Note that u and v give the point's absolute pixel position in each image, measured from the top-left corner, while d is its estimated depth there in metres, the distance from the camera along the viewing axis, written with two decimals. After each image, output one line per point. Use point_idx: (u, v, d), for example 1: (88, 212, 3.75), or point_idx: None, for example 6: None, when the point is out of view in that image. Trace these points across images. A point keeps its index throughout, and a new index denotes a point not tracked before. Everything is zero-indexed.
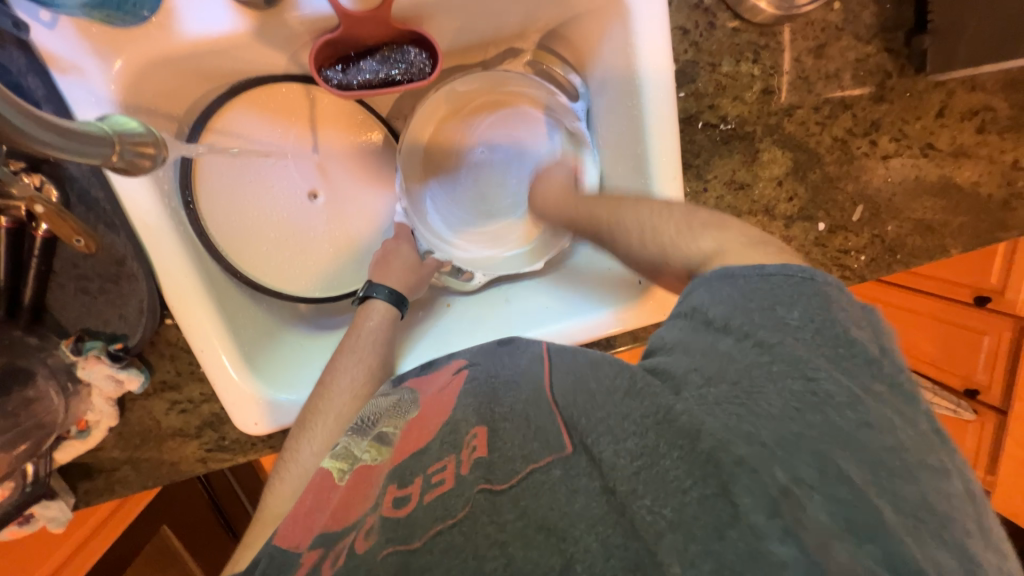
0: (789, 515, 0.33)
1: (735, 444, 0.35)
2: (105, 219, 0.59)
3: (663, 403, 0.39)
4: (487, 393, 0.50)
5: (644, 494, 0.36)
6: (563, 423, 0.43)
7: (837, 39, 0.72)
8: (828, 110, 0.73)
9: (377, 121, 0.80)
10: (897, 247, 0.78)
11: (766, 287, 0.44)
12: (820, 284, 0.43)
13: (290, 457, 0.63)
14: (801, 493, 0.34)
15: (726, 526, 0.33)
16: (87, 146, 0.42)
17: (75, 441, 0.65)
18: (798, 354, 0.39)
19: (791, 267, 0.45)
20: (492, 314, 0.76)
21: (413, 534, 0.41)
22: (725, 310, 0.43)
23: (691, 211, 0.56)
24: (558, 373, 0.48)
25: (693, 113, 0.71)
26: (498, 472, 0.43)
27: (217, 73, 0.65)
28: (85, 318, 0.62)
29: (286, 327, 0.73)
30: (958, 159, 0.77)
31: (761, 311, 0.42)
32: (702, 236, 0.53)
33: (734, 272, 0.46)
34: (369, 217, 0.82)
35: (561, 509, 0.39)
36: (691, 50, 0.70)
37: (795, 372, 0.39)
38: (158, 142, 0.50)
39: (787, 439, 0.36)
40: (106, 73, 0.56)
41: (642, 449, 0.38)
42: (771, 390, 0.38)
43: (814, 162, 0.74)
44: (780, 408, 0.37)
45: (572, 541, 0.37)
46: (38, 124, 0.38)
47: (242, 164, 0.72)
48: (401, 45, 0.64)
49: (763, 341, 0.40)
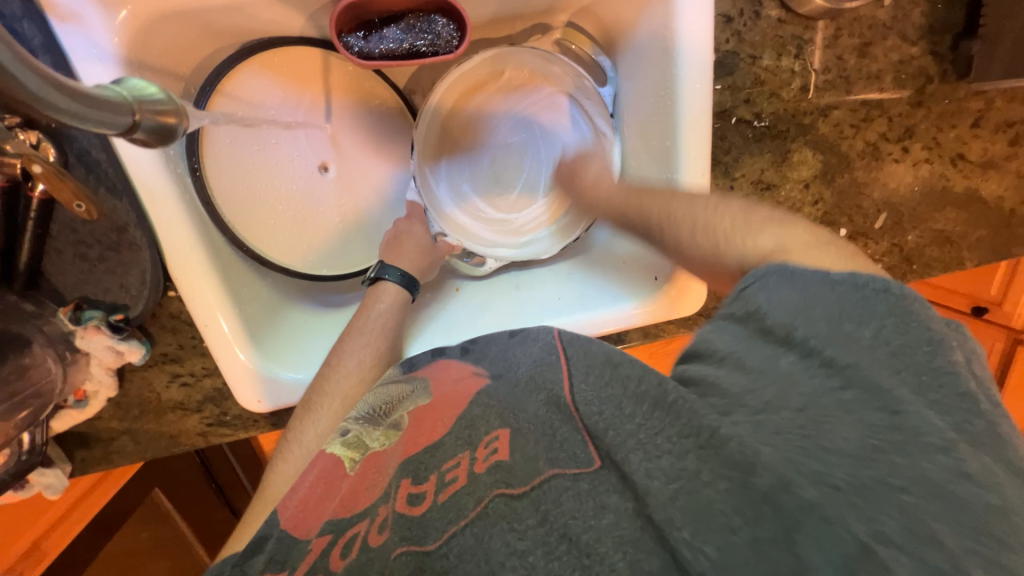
0: (862, 573, 0.31)
1: (800, 485, 0.34)
2: (106, 183, 0.56)
3: (706, 424, 0.38)
4: (510, 398, 0.49)
5: (682, 526, 0.34)
6: (588, 436, 0.42)
7: (883, 38, 0.69)
8: (865, 112, 0.71)
9: (394, 92, 0.76)
10: (914, 258, 0.77)
11: (837, 288, 0.42)
12: (896, 297, 0.40)
13: (292, 438, 0.62)
14: (883, 552, 0.32)
15: (786, 575, 0.32)
16: (107, 114, 0.39)
17: (73, 411, 0.63)
18: (864, 352, 0.39)
19: (860, 276, 0.42)
20: (503, 302, 0.75)
21: (426, 536, 0.41)
22: (785, 314, 0.42)
23: (746, 213, 0.54)
24: (582, 379, 0.46)
25: (728, 107, 0.69)
26: (517, 476, 0.41)
27: (228, 29, 0.61)
28: (84, 285, 0.60)
29: (293, 304, 0.72)
30: (987, 171, 0.75)
31: (827, 315, 0.41)
32: (759, 236, 0.51)
33: (795, 271, 0.44)
34: (381, 193, 0.79)
35: (585, 521, 0.37)
36: (733, 40, 0.67)
37: (874, 403, 0.37)
38: (179, 112, 0.47)
39: (867, 485, 0.34)
40: (108, 23, 0.52)
41: (678, 472, 0.37)
42: (845, 420, 0.37)
43: (844, 166, 0.72)
44: (857, 445, 0.35)
45: (596, 559, 0.36)
46: (59, 88, 0.35)
47: (251, 130, 0.68)
48: (428, 13, 0.60)
49: (832, 359, 0.39)
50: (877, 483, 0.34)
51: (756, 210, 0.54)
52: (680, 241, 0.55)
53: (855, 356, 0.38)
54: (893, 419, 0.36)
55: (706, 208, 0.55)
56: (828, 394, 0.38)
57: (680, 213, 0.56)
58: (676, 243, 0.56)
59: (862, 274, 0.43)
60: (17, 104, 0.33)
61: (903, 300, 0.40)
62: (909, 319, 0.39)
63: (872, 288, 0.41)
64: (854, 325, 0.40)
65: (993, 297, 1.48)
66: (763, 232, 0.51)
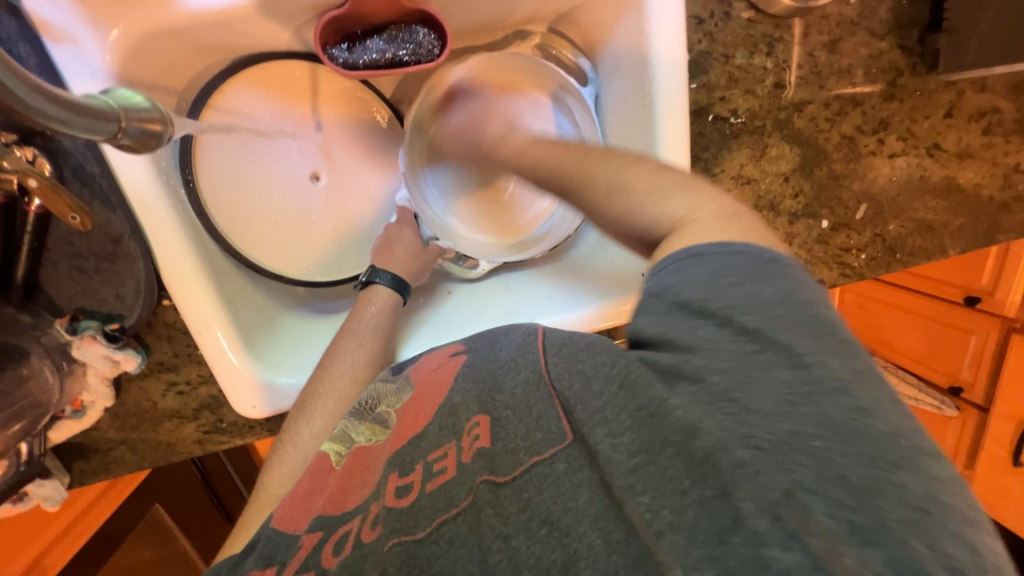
0: (792, 520, 0.32)
1: (733, 445, 0.34)
2: (100, 195, 0.57)
3: (656, 396, 0.39)
4: (487, 379, 0.50)
5: (642, 492, 0.36)
6: (563, 411, 0.43)
7: (851, 34, 0.71)
8: (838, 106, 0.73)
9: (381, 101, 0.78)
10: (898, 247, 0.79)
11: (736, 257, 0.41)
12: (787, 267, 0.41)
13: (288, 439, 0.63)
14: (804, 497, 0.32)
15: (728, 532, 0.33)
16: (93, 122, 0.41)
17: (70, 421, 0.64)
18: (768, 317, 0.38)
19: (759, 248, 0.42)
20: (494, 302, 0.76)
21: (417, 525, 0.44)
22: (700, 290, 0.40)
23: (657, 172, 0.50)
24: (554, 354, 0.47)
25: (704, 105, 0.71)
26: (500, 464, 0.44)
27: (217, 47, 0.63)
28: (80, 297, 0.61)
29: (287, 310, 0.73)
30: (962, 160, 0.77)
31: (729, 288, 0.39)
32: (668, 199, 0.47)
33: (699, 250, 0.41)
34: (371, 199, 0.80)
35: (564, 503, 0.40)
36: (706, 40, 0.69)
37: (783, 361, 0.36)
38: (164, 119, 0.48)
39: (784, 440, 0.34)
40: (101, 43, 0.54)
41: (640, 445, 0.38)
42: (760, 379, 0.36)
43: (822, 159, 0.74)
44: (771, 403, 0.35)
45: (575, 538, 0.38)
46: (37, 93, 0.36)
47: (243, 143, 0.70)
48: (409, 24, 0.62)
49: (745, 326, 0.38)
50: (795, 437, 0.34)
51: (661, 170, 0.50)
52: (590, 205, 0.51)
53: (758, 319, 0.38)
54: (800, 372, 0.36)
55: (610, 166, 0.51)
56: (743, 356, 0.37)
57: (595, 168, 0.52)
58: (585, 208, 0.51)
59: (755, 245, 0.42)
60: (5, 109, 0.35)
61: (792, 269, 0.41)
62: (805, 287, 0.40)
63: (777, 264, 0.41)
64: (763, 292, 0.39)
65: (984, 286, 1.49)
66: (673, 197, 0.47)
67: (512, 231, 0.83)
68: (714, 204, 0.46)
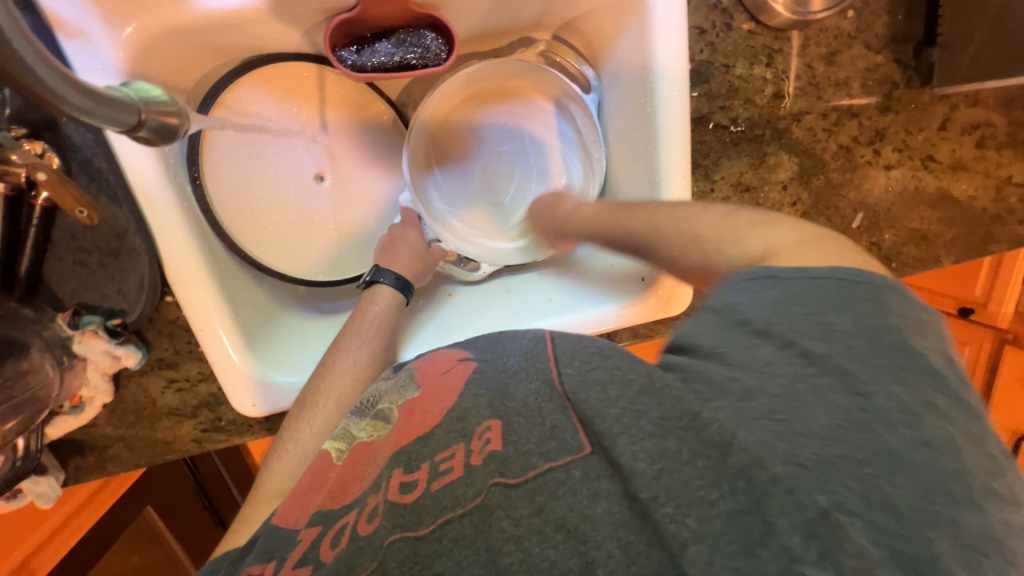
0: (826, 537, 0.33)
1: (770, 462, 0.35)
2: (108, 191, 0.58)
3: (689, 409, 0.40)
4: (498, 386, 0.50)
5: (667, 503, 0.37)
6: (579, 422, 0.43)
7: (849, 47, 0.72)
8: (836, 117, 0.74)
9: (387, 103, 0.79)
10: (893, 256, 0.80)
11: (811, 285, 0.43)
12: (875, 288, 0.42)
13: (288, 436, 0.62)
14: (842, 519, 0.33)
15: (756, 544, 0.34)
16: (115, 113, 0.41)
17: (68, 416, 0.63)
18: (833, 343, 0.40)
19: (846, 270, 0.43)
20: (496, 305, 0.77)
21: (420, 522, 0.44)
22: (765, 313, 0.42)
23: (729, 216, 0.54)
24: (567, 365, 0.47)
25: (705, 113, 0.72)
26: (511, 467, 0.44)
27: (227, 48, 0.64)
28: (82, 292, 0.61)
29: (288, 310, 0.74)
30: (956, 172, 0.79)
31: (797, 313, 0.42)
32: (751, 237, 0.51)
33: (777, 273, 0.44)
34: (375, 201, 0.81)
35: (581, 511, 0.40)
36: (707, 50, 0.71)
37: (842, 386, 0.38)
38: (181, 113, 0.49)
39: (829, 461, 0.35)
40: (114, 41, 0.54)
41: (663, 453, 0.38)
42: (814, 404, 0.38)
43: (819, 168, 0.76)
44: (826, 426, 0.36)
45: (593, 545, 0.39)
46: (68, 83, 0.36)
47: (249, 142, 0.71)
48: (418, 28, 0.63)
49: (807, 351, 0.40)
50: (846, 462, 0.35)
51: (738, 213, 0.54)
52: (665, 250, 0.57)
53: (826, 347, 0.40)
54: (861, 400, 0.37)
55: (683, 218, 0.56)
56: (802, 380, 0.39)
57: (665, 218, 0.58)
58: (662, 254, 0.57)
59: (834, 267, 0.44)
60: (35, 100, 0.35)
61: (879, 290, 0.42)
62: (891, 307, 0.41)
63: (855, 279, 0.43)
64: (835, 320, 0.41)
65: (977, 298, 1.50)
66: (756, 233, 0.51)
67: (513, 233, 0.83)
68: (793, 234, 0.49)
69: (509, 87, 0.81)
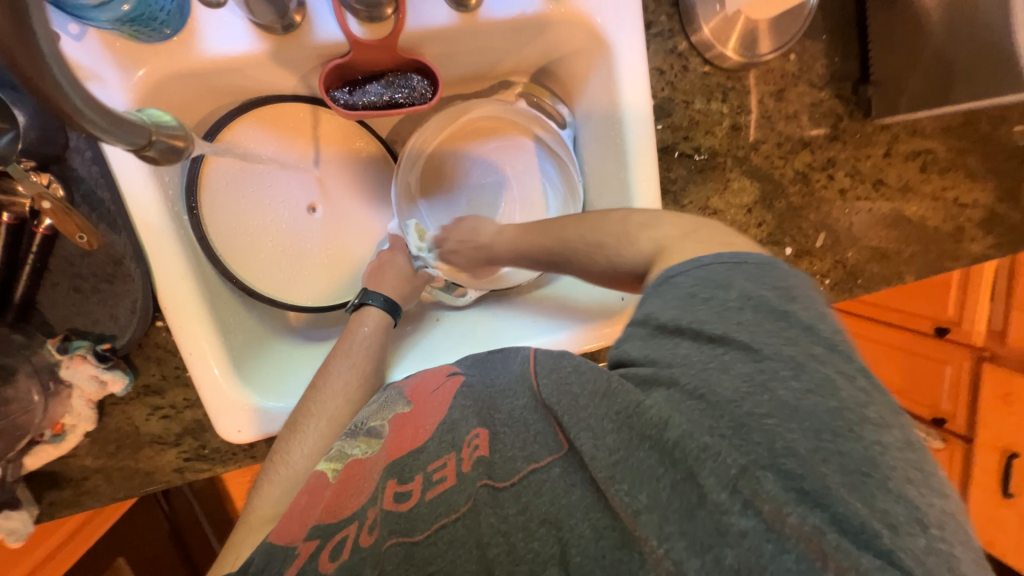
0: (747, 491, 0.36)
1: (698, 433, 0.39)
2: (107, 219, 0.61)
3: (632, 399, 0.42)
4: (486, 398, 0.52)
5: (621, 481, 0.41)
6: (557, 425, 0.47)
7: (794, 85, 0.80)
8: (790, 146, 0.81)
9: (376, 140, 0.84)
10: (858, 273, 0.85)
11: (698, 274, 0.47)
12: (749, 266, 0.46)
13: (279, 459, 0.62)
14: (758, 472, 0.37)
15: (695, 507, 0.38)
16: (129, 134, 0.44)
17: (47, 446, 0.62)
18: (731, 324, 0.43)
19: (725, 255, 0.48)
20: (483, 327, 0.79)
21: (415, 528, 0.46)
22: (674, 312, 0.45)
23: (625, 219, 0.60)
24: (546, 376, 0.49)
25: (670, 143, 0.78)
26: (498, 471, 0.47)
27: (228, 90, 0.69)
28: (74, 317, 0.62)
29: (276, 336, 0.75)
30: (906, 194, 0.85)
31: (703, 303, 0.44)
32: (643, 239, 0.57)
33: (673, 275, 0.48)
34: (365, 231, 0.85)
35: (558, 502, 0.44)
36: (667, 88, 0.78)
37: (745, 356, 0.41)
38: (187, 137, 0.53)
39: (740, 424, 0.39)
40: (124, 82, 0.59)
41: (619, 445, 0.42)
42: (722, 375, 0.41)
43: (780, 192, 0.82)
44: (732, 389, 0.40)
45: (567, 529, 0.43)
46: (92, 106, 0.39)
47: (247, 176, 0.75)
48: (405, 72, 0.69)
49: (712, 334, 0.43)
50: (751, 418, 0.38)
51: (633, 213, 0.60)
52: (582, 262, 0.63)
53: (724, 326, 0.43)
54: (760, 364, 0.40)
55: (589, 229, 0.62)
56: (715, 359, 0.42)
57: (574, 227, 0.64)
58: (580, 266, 0.64)
59: (720, 255, 0.48)
60: (59, 116, 0.37)
61: (757, 267, 0.46)
62: (775, 277, 0.45)
63: (734, 261, 0.47)
64: (731, 297, 0.44)
65: (951, 317, 1.56)
66: (645, 234, 0.57)
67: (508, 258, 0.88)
68: (676, 229, 0.55)
69: (485, 125, 0.87)
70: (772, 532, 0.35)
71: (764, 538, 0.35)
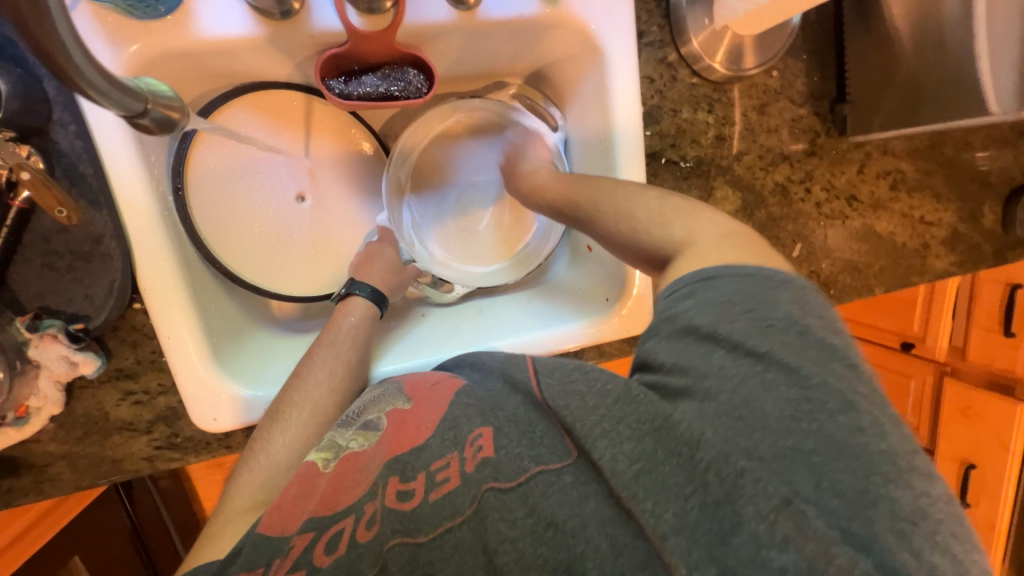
0: (787, 522, 0.38)
1: (735, 457, 0.41)
2: (88, 195, 0.59)
3: (660, 411, 0.44)
4: (489, 395, 0.54)
5: (645, 498, 0.42)
6: (564, 429, 0.49)
7: (776, 101, 0.84)
8: (770, 158, 0.85)
9: (368, 132, 0.84)
10: (831, 283, 0.89)
11: (741, 283, 0.48)
12: (795, 288, 0.47)
13: (258, 448, 0.62)
14: (801, 504, 0.38)
15: (728, 533, 0.39)
16: (126, 99, 0.44)
17: (10, 428, 0.60)
18: (773, 342, 0.44)
19: (769, 271, 0.49)
20: (467, 323, 0.79)
21: (419, 529, 0.48)
22: (711, 317, 0.46)
23: (661, 200, 0.61)
24: (548, 376, 0.50)
25: (657, 150, 0.81)
26: (503, 472, 0.48)
27: (221, 73, 0.68)
28: (46, 296, 0.60)
29: (257, 325, 0.74)
30: (877, 211, 0.90)
31: (740, 314, 0.46)
32: (674, 225, 0.58)
33: (712, 276, 0.49)
34: (352, 222, 0.84)
35: (572, 509, 0.45)
36: (657, 96, 0.80)
37: (790, 381, 0.42)
38: (183, 110, 0.52)
39: (784, 452, 0.40)
40: (112, 58, 0.58)
41: (640, 454, 0.43)
42: (765, 398, 0.42)
43: (760, 202, 0.85)
44: (778, 418, 0.41)
45: (582, 539, 0.44)
46: (92, 67, 0.38)
47: (236, 161, 0.74)
48: (402, 66, 0.69)
49: (753, 350, 0.44)
50: (798, 452, 0.40)
51: (669, 198, 0.62)
52: (607, 230, 0.64)
53: (767, 344, 0.44)
54: (808, 393, 0.42)
55: (623, 199, 0.63)
56: (755, 376, 0.43)
57: (604, 196, 0.65)
58: (603, 231, 0.64)
59: (762, 268, 0.49)
60: (59, 75, 0.37)
61: (800, 291, 0.47)
62: (813, 307, 0.46)
63: (778, 281, 0.48)
64: (773, 316, 0.45)
65: (916, 332, 1.63)
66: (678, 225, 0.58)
67: (501, 254, 0.89)
68: (711, 227, 0.56)
69: (481, 121, 0.88)
70: (814, 568, 0.36)
71: (802, 572, 0.36)
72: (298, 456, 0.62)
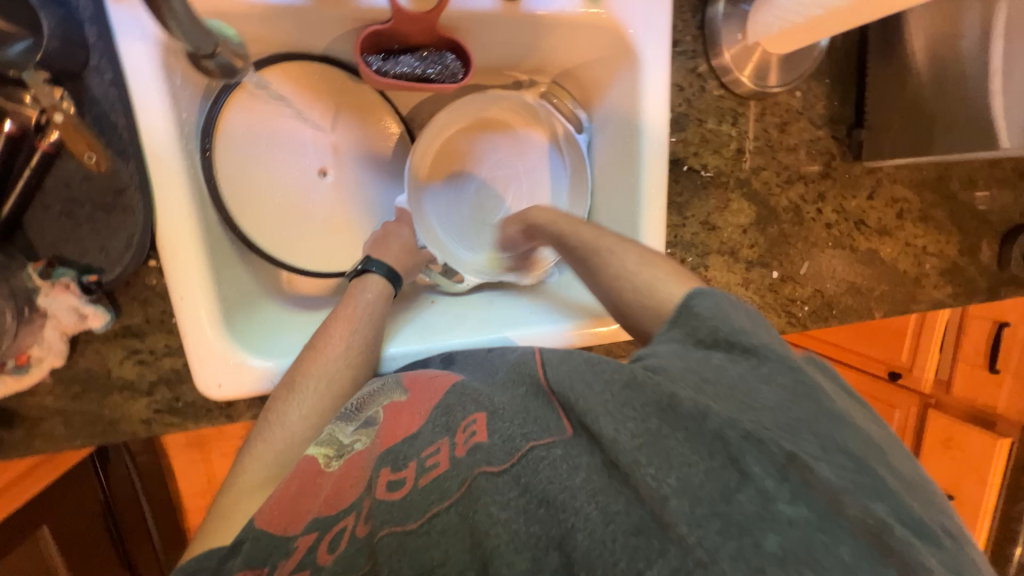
0: (796, 479, 0.39)
1: (740, 423, 0.41)
2: (116, 145, 0.58)
3: (666, 391, 0.44)
4: (484, 386, 0.56)
5: (648, 464, 0.41)
6: (563, 410, 0.48)
7: (796, 120, 0.86)
8: (787, 176, 0.87)
9: (395, 114, 0.84)
10: (834, 304, 0.91)
11: (738, 307, 0.51)
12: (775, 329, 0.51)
13: (273, 419, 0.61)
14: (806, 461, 0.39)
15: (734, 490, 0.39)
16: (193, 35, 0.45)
17: (7, 377, 0.58)
18: (768, 344, 0.48)
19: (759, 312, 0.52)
20: (476, 312, 0.79)
21: (409, 517, 0.47)
22: (714, 319, 0.50)
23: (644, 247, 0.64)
24: (553, 368, 0.52)
25: (680, 157, 0.83)
26: (496, 455, 0.47)
27: (259, 38, 0.68)
28: (62, 244, 0.59)
29: (264, 294, 0.73)
30: (883, 237, 0.92)
31: (739, 320, 0.50)
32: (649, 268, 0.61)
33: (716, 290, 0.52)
34: (370, 202, 0.84)
35: (561, 483, 0.44)
36: (684, 105, 0.82)
37: (783, 372, 0.46)
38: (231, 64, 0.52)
39: (784, 423, 0.42)
40: None
41: (645, 430, 0.43)
42: (761, 385, 0.45)
43: (774, 218, 0.87)
44: (775, 400, 0.44)
45: (573, 512, 0.42)
46: None
47: (264, 130, 0.74)
48: (440, 49, 0.69)
49: (748, 347, 0.47)
50: (800, 422, 0.42)
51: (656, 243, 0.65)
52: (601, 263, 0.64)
53: (761, 343, 0.48)
54: (797, 384, 0.45)
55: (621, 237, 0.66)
56: (751, 371, 0.46)
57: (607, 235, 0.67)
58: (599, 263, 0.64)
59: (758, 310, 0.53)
60: None
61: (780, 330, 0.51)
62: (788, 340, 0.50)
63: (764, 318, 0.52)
64: (766, 334, 0.49)
65: (904, 363, 1.67)
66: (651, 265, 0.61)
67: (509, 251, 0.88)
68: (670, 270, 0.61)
69: (509, 119, 0.89)
70: (820, 518, 0.37)
71: (813, 524, 0.37)
72: (311, 429, 0.62)
